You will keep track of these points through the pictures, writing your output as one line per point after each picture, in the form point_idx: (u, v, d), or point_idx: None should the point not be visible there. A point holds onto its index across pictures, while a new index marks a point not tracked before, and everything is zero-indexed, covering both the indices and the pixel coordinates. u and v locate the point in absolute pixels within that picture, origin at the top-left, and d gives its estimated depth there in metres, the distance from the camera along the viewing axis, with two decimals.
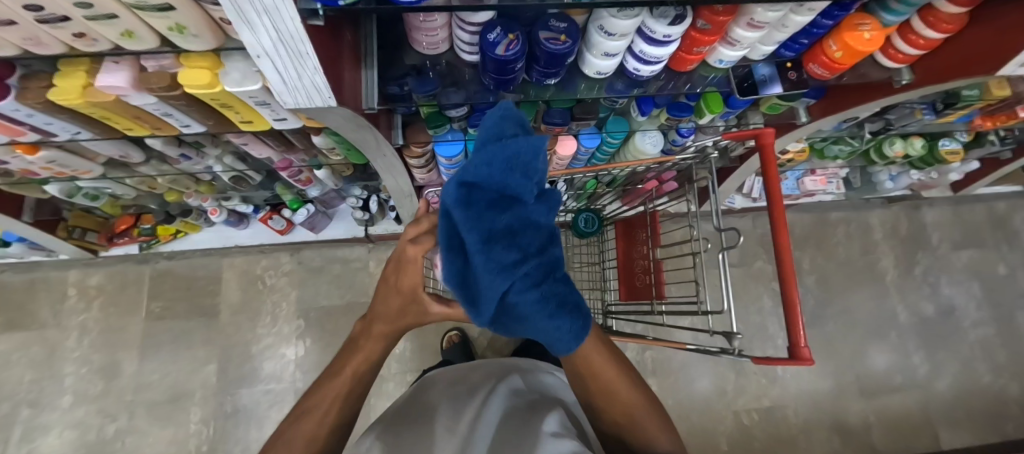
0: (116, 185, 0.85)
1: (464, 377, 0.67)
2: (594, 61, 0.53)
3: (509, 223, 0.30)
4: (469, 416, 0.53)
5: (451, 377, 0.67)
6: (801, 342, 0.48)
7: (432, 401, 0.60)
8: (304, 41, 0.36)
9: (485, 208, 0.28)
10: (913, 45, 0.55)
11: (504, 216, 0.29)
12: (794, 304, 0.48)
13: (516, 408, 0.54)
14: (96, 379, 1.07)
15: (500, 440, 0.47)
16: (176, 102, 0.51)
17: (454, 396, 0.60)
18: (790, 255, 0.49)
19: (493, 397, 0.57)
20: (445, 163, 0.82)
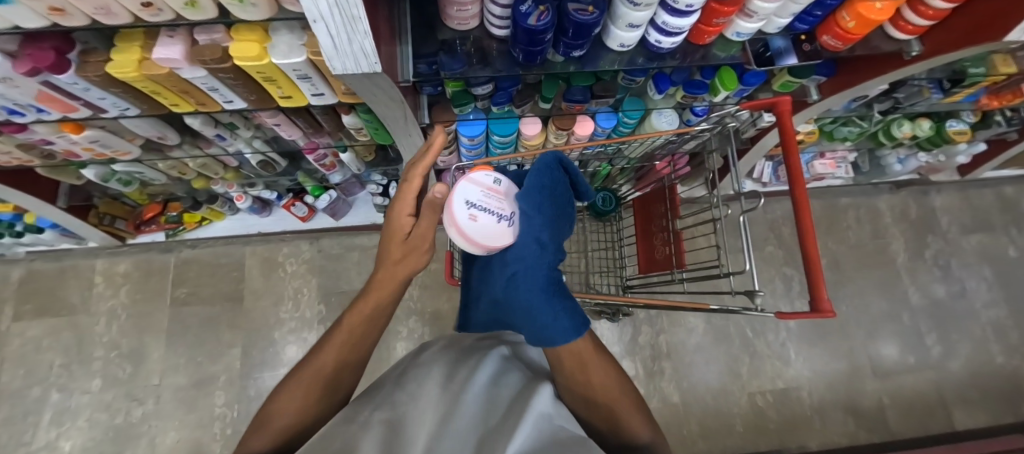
0: (148, 170, 0.88)
1: (457, 340, 0.62)
2: (618, 33, 0.56)
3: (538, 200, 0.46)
4: (464, 373, 0.49)
5: (445, 338, 0.64)
6: (825, 298, 0.49)
7: (420, 358, 0.56)
8: (359, 5, 0.38)
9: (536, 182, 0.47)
10: (923, 16, 0.57)
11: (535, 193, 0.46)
12: (815, 260, 0.50)
13: (508, 379, 0.50)
14: (125, 364, 1.11)
15: (495, 417, 0.42)
16: (224, 76, 0.54)
17: (448, 353, 0.56)
18: (814, 234, 0.51)
19: (488, 359, 0.54)
20: (466, 143, 0.85)
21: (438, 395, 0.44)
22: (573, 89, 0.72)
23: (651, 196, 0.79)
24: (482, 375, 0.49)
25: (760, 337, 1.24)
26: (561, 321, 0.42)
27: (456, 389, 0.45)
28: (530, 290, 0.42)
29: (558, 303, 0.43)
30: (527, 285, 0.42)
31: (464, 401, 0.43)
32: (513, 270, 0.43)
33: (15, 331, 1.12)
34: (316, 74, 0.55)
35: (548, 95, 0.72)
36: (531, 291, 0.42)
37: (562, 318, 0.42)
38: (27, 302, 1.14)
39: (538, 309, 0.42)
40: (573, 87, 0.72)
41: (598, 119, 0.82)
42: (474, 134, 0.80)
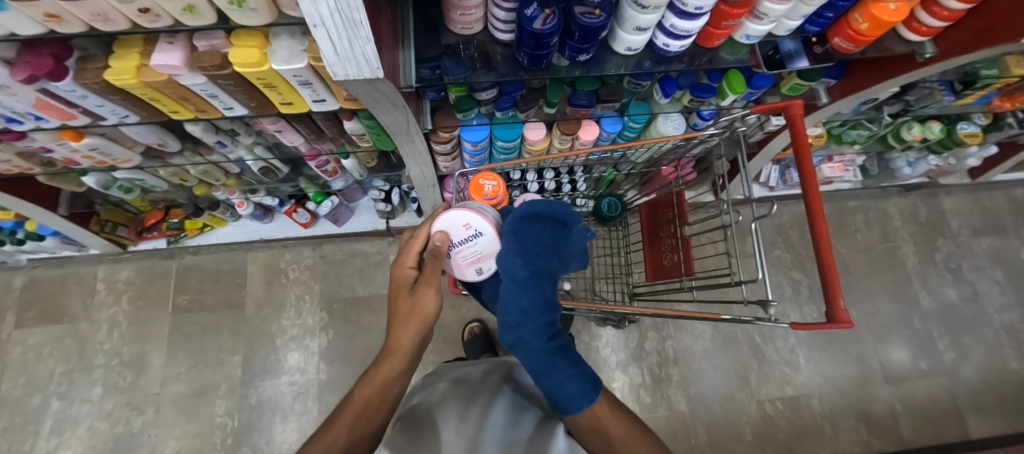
0: (150, 177, 0.88)
1: (464, 378, 0.63)
2: (625, 36, 0.55)
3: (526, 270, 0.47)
4: (478, 413, 0.51)
5: (449, 377, 0.64)
6: (842, 307, 0.48)
7: (431, 395, 0.57)
8: (360, 8, 0.37)
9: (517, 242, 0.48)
10: (937, 17, 0.56)
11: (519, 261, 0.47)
12: (831, 265, 0.49)
13: (517, 422, 0.52)
14: (126, 372, 1.10)
15: None
16: (224, 82, 0.53)
17: (459, 391, 0.57)
18: (828, 239, 0.49)
19: (499, 399, 0.56)
20: (470, 148, 0.84)
21: (460, 433, 0.46)
22: (578, 93, 0.71)
23: (659, 202, 0.77)
24: (497, 414, 0.51)
25: (768, 342, 1.22)
26: (569, 387, 0.46)
27: (476, 426, 0.47)
28: (531, 357, 0.47)
29: (562, 371, 0.46)
30: (529, 354, 0.47)
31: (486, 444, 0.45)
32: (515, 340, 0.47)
33: (16, 339, 1.11)
34: (317, 80, 0.55)
35: (553, 99, 0.71)
36: (532, 358, 0.47)
37: (568, 385, 0.46)
38: (28, 310, 1.13)
39: (542, 375, 0.46)
40: (578, 91, 0.71)
41: (603, 123, 0.82)
42: (478, 139, 0.79)
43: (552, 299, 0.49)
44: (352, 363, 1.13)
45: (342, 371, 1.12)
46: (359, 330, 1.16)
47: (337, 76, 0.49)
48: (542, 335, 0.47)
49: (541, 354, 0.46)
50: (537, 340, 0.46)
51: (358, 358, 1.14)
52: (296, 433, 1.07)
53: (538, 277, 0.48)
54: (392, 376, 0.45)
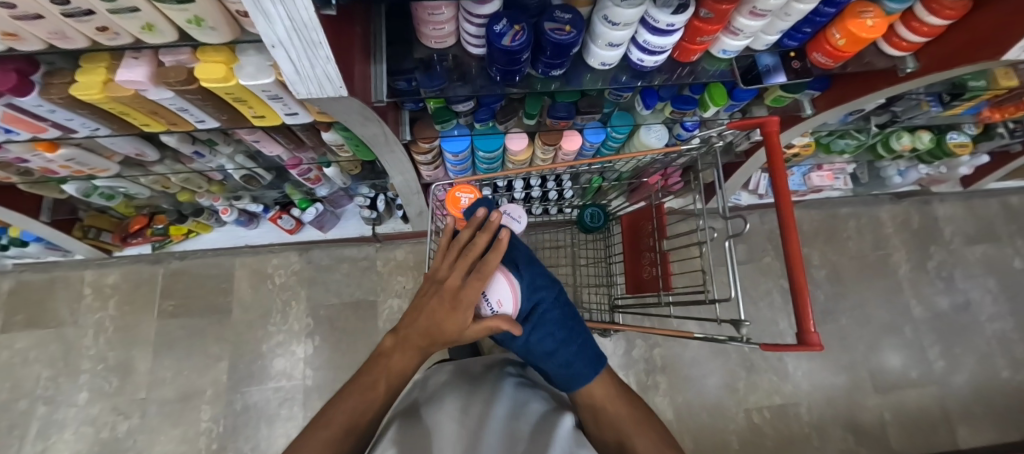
0: (131, 185, 0.88)
1: (466, 368, 0.61)
2: (598, 52, 0.54)
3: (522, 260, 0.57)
4: (480, 404, 0.49)
5: (453, 365, 0.62)
6: (812, 329, 0.48)
7: (435, 389, 0.56)
8: (317, 28, 0.38)
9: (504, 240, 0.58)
10: (916, 32, 0.56)
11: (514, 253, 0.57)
12: (803, 285, 0.48)
13: (522, 411, 0.50)
14: (112, 376, 1.10)
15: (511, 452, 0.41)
16: (192, 97, 0.53)
17: (460, 381, 0.56)
18: (798, 249, 0.49)
19: (502, 391, 0.53)
20: (451, 158, 0.83)
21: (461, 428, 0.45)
22: (557, 105, 0.70)
23: (639, 213, 0.77)
24: (501, 407, 0.49)
25: (757, 351, 1.21)
26: (584, 354, 0.55)
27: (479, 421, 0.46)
28: (552, 329, 0.54)
29: (578, 339, 0.56)
30: (550, 327, 0.55)
31: (485, 437, 0.43)
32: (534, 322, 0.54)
33: (3, 343, 1.11)
34: (287, 94, 0.54)
35: (532, 111, 0.70)
36: (553, 332, 0.54)
37: (583, 350, 0.55)
38: (16, 314, 1.14)
39: (565, 345, 0.54)
40: (557, 103, 0.70)
41: (585, 133, 0.81)
42: (458, 150, 0.78)
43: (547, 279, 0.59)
44: (338, 369, 1.13)
45: (328, 377, 1.12)
46: (346, 336, 1.15)
47: (301, 94, 0.49)
48: (557, 307, 0.57)
49: (558, 326, 0.55)
50: (554, 311, 0.56)
51: (343, 365, 1.13)
52: (282, 440, 1.07)
53: (533, 259, 0.59)
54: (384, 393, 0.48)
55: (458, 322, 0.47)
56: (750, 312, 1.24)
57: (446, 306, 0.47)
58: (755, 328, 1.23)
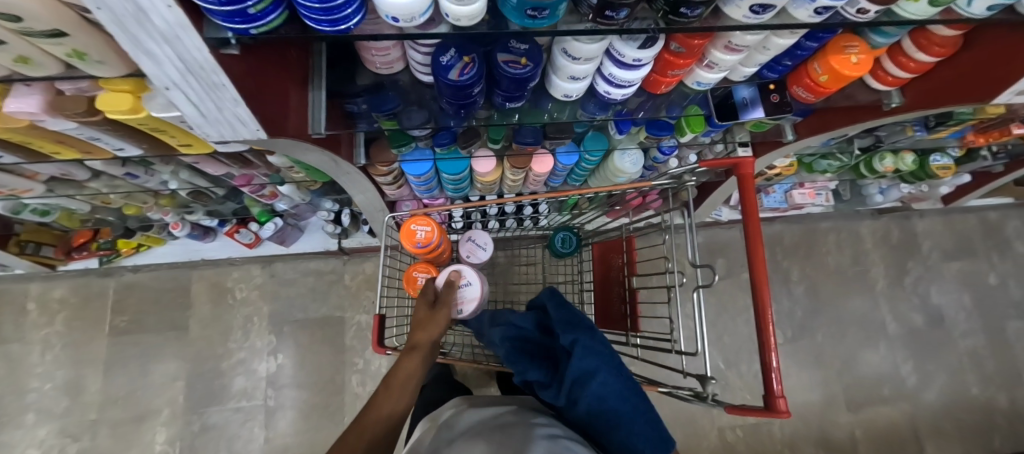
0: (67, 201, 0.81)
1: (501, 416, 0.51)
2: (560, 84, 0.49)
3: (573, 322, 0.55)
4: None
5: (492, 415, 0.52)
6: (779, 391, 0.45)
7: (462, 437, 0.47)
8: (217, 71, 0.33)
9: (560, 308, 0.57)
10: (903, 68, 0.52)
11: (566, 318, 0.55)
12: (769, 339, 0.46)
13: None
14: (61, 396, 1.04)
15: None
16: (102, 127, 0.47)
17: (490, 431, 0.46)
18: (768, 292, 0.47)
19: (534, 438, 0.42)
20: (414, 180, 0.78)
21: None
22: (523, 130, 0.64)
23: (610, 245, 0.75)
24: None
25: (732, 368, 1.20)
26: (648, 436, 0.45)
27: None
28: (616, 404, 0.47)
29: (643, 416, 0.46)
30: (612, 400, 0.47)
31: None
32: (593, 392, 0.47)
33: None
34: None
35: (496, 136, 0.65)
36: (618, 407, 0.46)
37: (646, 428, 0.45)
38: None
39: (629, 421, 0.45)
40: (522, 128, 0.64)
41: (557, 156, 0.76)
42: (420, 173, 0.73)
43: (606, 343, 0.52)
44: (302, 388, 1.09)
45: (293, 397, 1.08)
46: (312, 354, 1.11)
47: (215, 136, 0.44)
48: (622, 377, 0.49)
49: (621, 397, 0.47)
50: (615, 379, 0.48)
51: (308, 384, 1.09)
52: None
53: (586, 323, 0.55)
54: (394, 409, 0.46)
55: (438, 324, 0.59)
56: (727, 329, 1.22)
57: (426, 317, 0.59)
58: (732, 345, 1.22)
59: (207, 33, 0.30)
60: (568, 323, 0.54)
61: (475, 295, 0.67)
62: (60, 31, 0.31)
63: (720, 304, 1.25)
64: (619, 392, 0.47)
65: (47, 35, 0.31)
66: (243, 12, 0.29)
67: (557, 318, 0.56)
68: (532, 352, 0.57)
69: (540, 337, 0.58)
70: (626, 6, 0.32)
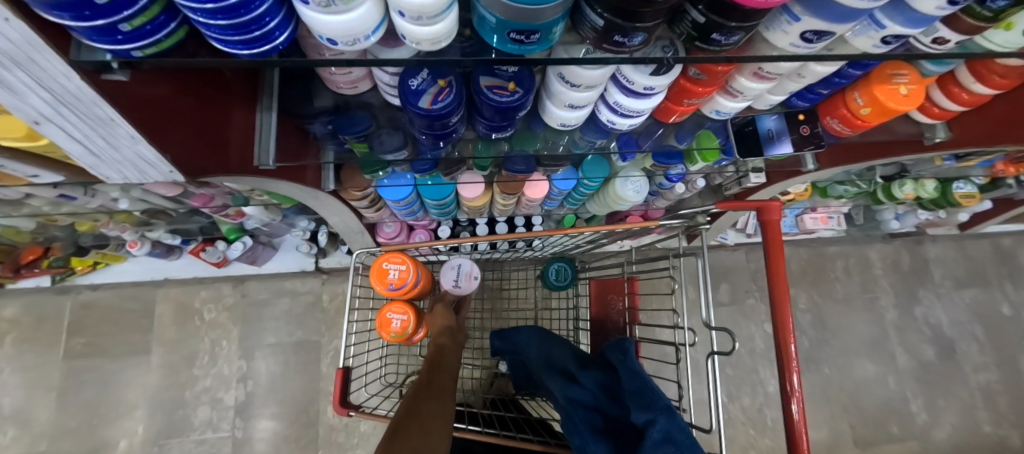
0: (5, 219, 0.73)
1: None
2: (555, 112, 0.41)
3: (642, 389, 0.46)
4: None
5: None
6: (803, 440, 0.42)
7: None
8: (103, 105, 0.25)
9: (631, 370, 0.48)
10: (955, 99, 0.44)
11: (636, 384, 0.46)
12: (789, 365, 0.44)
13: None
14: (7, 426, 0.95)
15: None
16: (1, 155, 0.38)
17: None
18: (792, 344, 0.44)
19: None
20: (393, 204, 0.70)
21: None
22: (514, 158, 0.56)
23: (609, 284, 0.68)
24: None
25: (735, 402, 1.13)
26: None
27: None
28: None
29: None
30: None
31: None
32: None
33: None
34: None
35: (483, 164, 0.57)
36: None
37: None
38: None
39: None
40: (513, 155, 0.56)
41: (553, 182, 0.68)
42: (399, 198, 0.65)
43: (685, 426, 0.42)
44: (273, 420, 1.00)
45: (262, 429, 1.00)
46: (284, 382, 1.03)
47: (118, 175, 0.36)
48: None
49: None
50: None
51: (279, 415, 1.01)
52: None
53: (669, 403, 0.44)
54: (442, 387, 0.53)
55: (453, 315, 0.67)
56: (730, 360, 1.15)
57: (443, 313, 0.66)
58: (735, 376, 1.14)
59: (75, 55, 0.22)
60: (641, 392, 0.45)
61: (474, 272, 0.69)
62: None
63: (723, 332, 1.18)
64: None
65: None
66: (116, 29, 0.21)
67: (626, 381, 0.48)
68: (596, 422, 0.48)
69: (608, 406, 0.49)
70: (643, 31, 0.25)
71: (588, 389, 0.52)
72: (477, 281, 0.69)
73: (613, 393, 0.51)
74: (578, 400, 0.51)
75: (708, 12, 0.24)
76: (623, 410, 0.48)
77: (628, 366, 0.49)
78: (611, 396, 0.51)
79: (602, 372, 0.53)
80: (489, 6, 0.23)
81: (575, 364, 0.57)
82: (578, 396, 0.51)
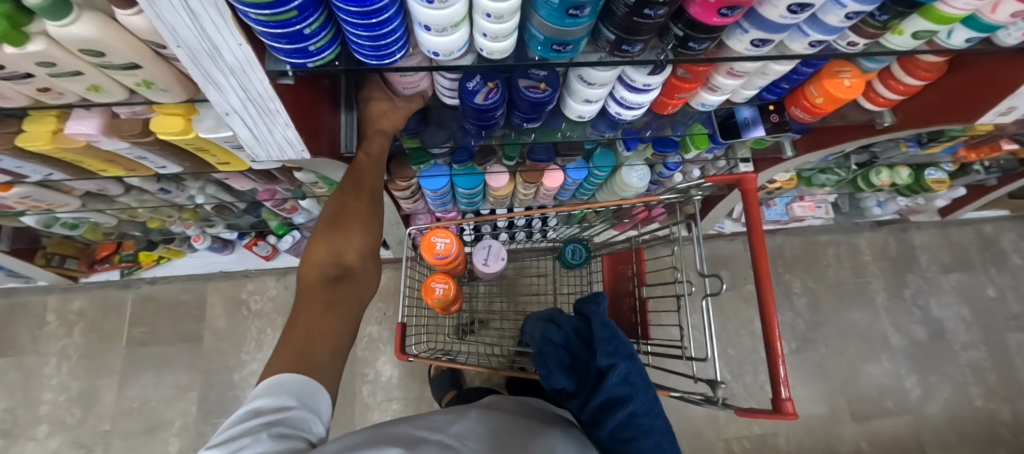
0: (96, 215, 0.85)
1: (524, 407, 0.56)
2: (574, 106, 0.53)
3: (606, 334, 0.56)
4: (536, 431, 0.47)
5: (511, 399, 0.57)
6: (785, 399, 0.47)
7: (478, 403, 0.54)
8: (273, 99, 0.38)
9: (602, 321, 0.58)
10: (893, 90, 0.55)
11: (603, 331, 0.56)
12: (777, 354, 0.48)
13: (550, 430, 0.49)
14: (74, 408, 1.04)
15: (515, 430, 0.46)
16: (149, 146, 0.51)
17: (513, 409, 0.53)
18: (773, 305, 0.49)
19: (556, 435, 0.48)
20: (431, 194, 0.81)
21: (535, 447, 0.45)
22: (536, 149, 0.69)
23: (620, 256, 0.83)
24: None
25: (737, 379, 1.21)
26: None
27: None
28: (641, 437, 0.49)
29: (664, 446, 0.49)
30: (638, 432, 0.49)
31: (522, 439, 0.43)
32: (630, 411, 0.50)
33: None
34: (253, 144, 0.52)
35: (511, 154, 0.69)
36: (642, 441, 0.49)
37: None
38: None
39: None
40: (536, 146, 0.68)
41: (568, 172, 0.79)
42: (437, 187, 0.76)
43: (642, 370, 0.54)
44: None
45: None
46: None
47: (263, 155, 0.50)
48: (651, 411, 0.51)
49: (648, 431, 0.49)
50: (646, 417, 0.50)
51: None
52: None
53: (633, 355, 0.55)
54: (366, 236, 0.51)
55: (399, 116, 0.51)
56: (731, 340, 1.24)
57: (383, 107, 0.51)
58: (737, 356, 1.23)
59: (268, 66, 0.34)
60: (609, 339, 0.55)
61: (501, 254, 0.79)
62: (135, 63, 0.36)
63: (724, 316, 1.27)
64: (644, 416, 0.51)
65: (124, 67, 0.36)
66: (305, 49, 0.33)
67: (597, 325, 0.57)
68: (564, 359, 0.59)
69: (578, 348, 0.60)
70: (640, 42, 0.36)
71: (564, 331, 0.62)
72: (504, 262, 0.79)
73: (584, 338, 0.61)
74: (557, 342, 0.61)
75: (686, 29, 0.36)
76: (589, 352, 0.58)
77: (599, 312, 0.59)
78: (582, 340, 0.61)
79: (577, 317, 0.64)
80: (539, 28, 0.35)
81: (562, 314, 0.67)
82: (554, 337, 0.61)
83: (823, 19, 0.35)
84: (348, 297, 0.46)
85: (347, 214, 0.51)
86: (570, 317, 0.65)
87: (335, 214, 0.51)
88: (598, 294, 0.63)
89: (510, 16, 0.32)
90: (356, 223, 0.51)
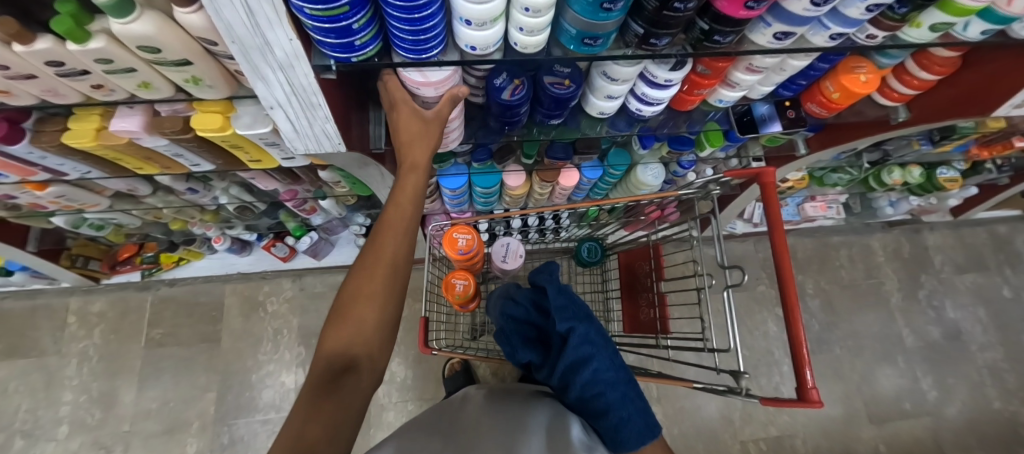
0: (122, 216, 0.87)
1: (504, 395, 0.58)
2: (597, 102, 0.54)
3: (562, 302, 0.56)
4: (520, 419, 0.49)
5: (488, 390, 0.60)
6: (810, 386, 0.47)
7: (459, 407, 0.55)
8: (315, 93, 0.40)
9: (557, 290, 0.58)
10: (908, 85, 0.57)
11: (559, 297, 0.56)
12: (803, 357, 0.48)
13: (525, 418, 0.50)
14: (94, 408, 1.05)
15: (495, 425, 0.48)
16: (187, 143, 0.52)
17: (492, 405, 0.53)
18: (792, 289, 0.50)
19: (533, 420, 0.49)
20: (449, 194, 0.82)
21: (496, 429, 0.46)
22: (555, 147, 0.70)
23: (637, 253, 0.84)
24: (538, 438, 0.45)
25: (753, 380, 1.20)
26: (636, 421, 0.48)
27: (510, 437, 0.44)
28: (607, 391, 0.50)
29: (632, 403, 0.50)
30: (603, 387, 0.50)
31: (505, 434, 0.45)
32: (593, 368, 0.50)
33: None
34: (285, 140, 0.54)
35: (530, 152, 0.70)
36: (608, 394, 0.49)
37: (635, 418, 0.48)
38: None
39: (616, 408, 0.48)
40: (555, 144, 0.70)
41: (584, 171, 0.80)
42: (456, 186, 0.78)
43: (597, 336, 0.54)
44: None
45: None
46: None
47: (299, 149, 0.52)
48: (612, 367, 0.52)
49: (610, 384, 0.50)
50: (608, 371, 0.51)
51: None
52: None
53: (588, 317, 0.56)
54: (382, 311, 0.42)
55: (431, 134, 0.46)
56: (745, 341, 1.23)
57: (414, 131, 0.46)
58: (751, 357, 1.22)
59: (314, 60, 0.36)
60: (561, 307, 0.55)
61: (519, 251, 0.80)
62: (187, 59, 0.37)
63: (737, 317, 1.26)
64: (611, 372, 0.51)
65: (176, 63, 0.38)
66: (352, 44, 0.35)
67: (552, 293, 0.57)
68: (529, 333, 0.61)
69: (540, 320, 0.61)
70: (668, 36, 0.38)
71: (522, 305, 0.62)
72: (522, 259, 0.80)
73: (541, 309, 0.62)
74: (518, 317, 0.62)
75: (712, 22, 0.37)
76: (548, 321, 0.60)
77: (553, 282, 0.59)
78: (540, 310, 0.62)
79: (532, 289, 0.64)
80: (572, 23, 0.36)
81: (517, 286, 0.68)
82: (514, 313, 0.62)
83: (844, 12, 0.37)
84: (351, 397, 0.37)
85: (361, 293, 0.42)
86: (525, 289, 0.66)
87: (348, 296, 0.43)
88: (552, 266, 0.64)
89: (547, 10, 0.33)
90: (370, 302, 0.42)
